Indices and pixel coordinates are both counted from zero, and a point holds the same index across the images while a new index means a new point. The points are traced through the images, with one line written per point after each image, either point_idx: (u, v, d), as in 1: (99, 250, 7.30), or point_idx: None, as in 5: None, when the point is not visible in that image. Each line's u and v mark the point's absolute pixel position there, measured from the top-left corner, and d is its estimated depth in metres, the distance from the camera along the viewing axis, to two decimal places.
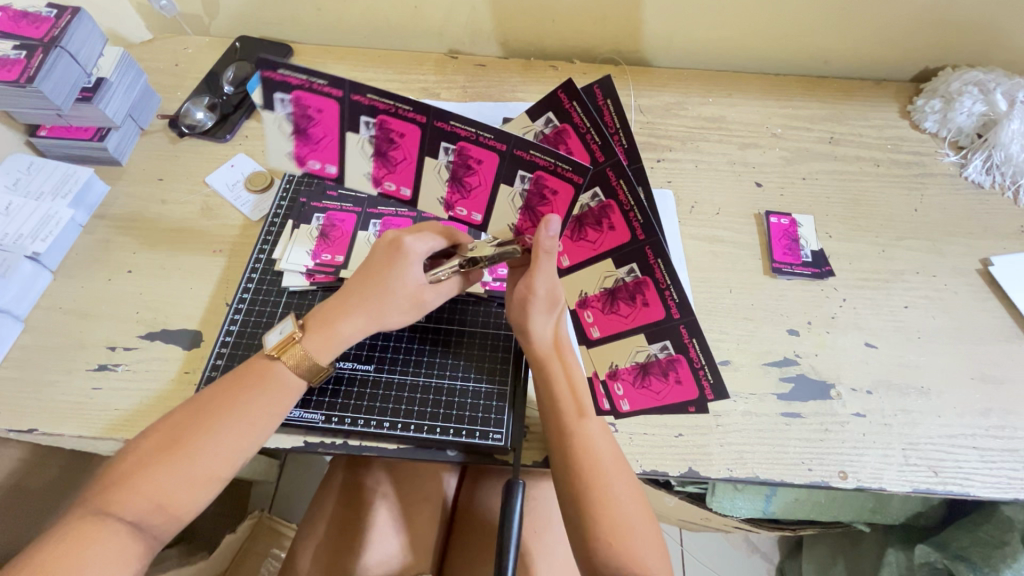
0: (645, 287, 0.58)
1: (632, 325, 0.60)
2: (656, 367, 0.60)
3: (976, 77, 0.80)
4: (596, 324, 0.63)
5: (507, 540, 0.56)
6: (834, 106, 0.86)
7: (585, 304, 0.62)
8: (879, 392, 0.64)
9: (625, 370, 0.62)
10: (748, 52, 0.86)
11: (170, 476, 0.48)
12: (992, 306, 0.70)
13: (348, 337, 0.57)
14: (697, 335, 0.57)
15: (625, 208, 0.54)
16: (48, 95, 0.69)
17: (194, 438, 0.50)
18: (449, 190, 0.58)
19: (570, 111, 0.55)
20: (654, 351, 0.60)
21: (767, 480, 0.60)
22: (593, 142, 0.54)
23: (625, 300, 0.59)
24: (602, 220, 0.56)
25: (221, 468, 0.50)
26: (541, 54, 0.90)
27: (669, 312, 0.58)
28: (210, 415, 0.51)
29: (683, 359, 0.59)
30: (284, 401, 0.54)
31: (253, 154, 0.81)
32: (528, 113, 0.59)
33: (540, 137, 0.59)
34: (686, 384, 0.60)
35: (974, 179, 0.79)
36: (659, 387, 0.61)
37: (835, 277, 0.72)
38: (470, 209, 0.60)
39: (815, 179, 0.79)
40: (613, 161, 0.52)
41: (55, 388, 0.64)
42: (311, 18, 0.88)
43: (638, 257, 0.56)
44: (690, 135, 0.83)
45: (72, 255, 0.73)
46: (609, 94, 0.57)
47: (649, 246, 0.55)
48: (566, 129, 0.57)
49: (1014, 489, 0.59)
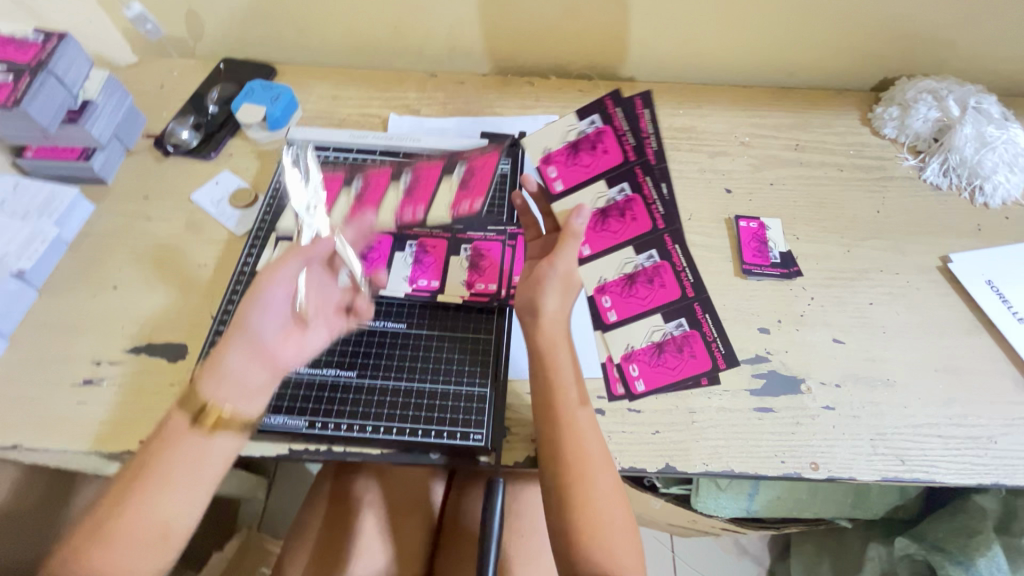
0: (662, 271, 0.73)
1: (648, 305, 0.71)
2: (672, 345, 0.68)
3: (929, 85, 0.84)
4: (613, 308, 0.71)
5: (488, 536, 0.57)
6: (798, 115, 0.90)
7: (604, 289, 0.72)
8: (847, 385, 0.67)
9: (642, 350, 0.68)
10: (716, 65, 0.90)
11: (109, 553, 0.48)
12: (952, 300, 0.73)
13: (235, 369, 0.55)
14: (708, 311, 0.71)
15: (647, 203, 0.77)
16: (35, 117, 0.71)
17: (127, 506, 0.50)
18: (560, 149, 0.77)
19: (612, 116, 0.78)
20: (670, 329, 0.70)
21: (742, 473, 0.62)
22: (628, 146, 0.78)
23: (643, 283, 0.72)
24: (625, 212, 0.76)
25: (159, 530, 0.50)
26: (518, 70, 0.93)
27: (685, 292, 0.72)
28: (139, 479, 0.51)
29: (697, 336, 0.69)
30: (187, 453, 0.52)
31: (237, 171, 0.83)
32: (576, 114, 0.77)
33: (582, 133, 0.77)
34: (699, 358, 0.68)
35: (932, 181, 0.83)
36: (675, 363, 0.67)
37: (804, 277, 0.75)
38: (557, 176, 0.77)
39: (782, 185, 0.83)
40: (641, 162, 0.78)
41: (40, 403, 0.64)
42: (294, 40, 0.91)
43: (657, 243, 0.75)
44: (662, 145, 0.86)
45: (57, 272, 0.74)
46: (618, 105, 0.78)
47: (666, 235, 0.76)
48: (605, 130, 0.77)
49: (978, 475, 0.61)
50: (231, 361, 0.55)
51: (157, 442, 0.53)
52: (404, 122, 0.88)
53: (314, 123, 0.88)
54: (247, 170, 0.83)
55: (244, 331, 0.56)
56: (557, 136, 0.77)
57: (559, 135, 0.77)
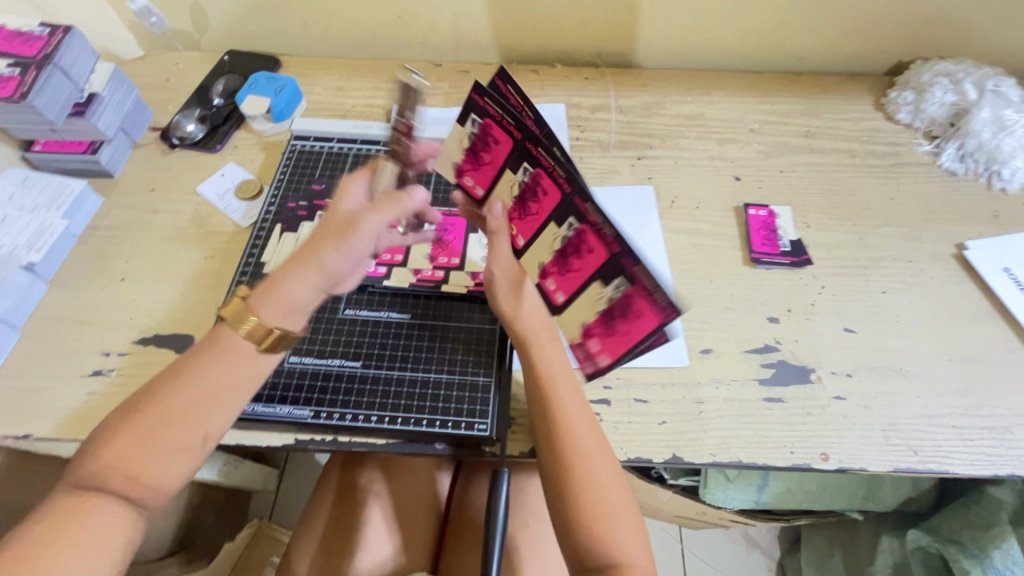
0: (584, 234, 0.54)
1: (585, 277, 0.57)
2: (618, 308, 0.55)
3: (945, 68, 0.82)
4: (558, 288, 0.60)
5: (494, 526, 0.57)
6: (809, 101, 0.88)
7: (544, 273, 0.61)
8: (859, 375, 0.65)
9: (594, 324, 0.58)
10: (724, 50, 0.89)
11: (142, 448, 0.43)
12: (968, 288, 0.71)
13: (299, 297, 0.48)
14: (640, 261, 0.51)
15: (549, 172, 0.55)
16: (41, 110, 0.71)
17: (164, 409, 0.44)
18: (463, 160, 0.63)
19: (485, 108, 0.58)
20: (610, 293, 0.55)
21: (750, 464, 0.61)
22: (511, 128, 0.57)
23: (573, 254, 0.56)
24: (535, 190, 0.57)
25: (194, 440, 0.45)
26: (523, 58, 0.92)
27: (608, 247, 0.53)
28: (190, 377, 0.46)
29: (636, 292, 0.53)
30: (237, 370, 0.47)
31: (242, 163, 0.83)
32: (455, 123, 0.61)
33: (472, 139, 0.61)
34: (645, 315, 0.53)
35: (948, 167, 0.80)
36: (625, 328, 0.56)
37: (814, 266, 0.73)
38: (476, 182, 0.64)
39: (793, 172, 0.81)
40: (528, 135, 0.55)
41: (50, 393, 0.65)
42: (298, 31, 0.90)
43: (574, 210, 0.54)
44: (670, 132, 0.85)
45: (67, 265, 0.74)
46: (485, 93, 0.58)
47: (576, 196, 0.53)
48: (488, 124, 0.59)
49: (994, 466, 0.60)
50: (290, 286, 0.48)
51: (201, 352, 0.47)
52: None
53: (318, 115, 0.87)
54: (252, 162, 0.83)
55: (322, 257, 0.49)
56: (454, 151, 0.63)
57: (455, 148, 0.63)
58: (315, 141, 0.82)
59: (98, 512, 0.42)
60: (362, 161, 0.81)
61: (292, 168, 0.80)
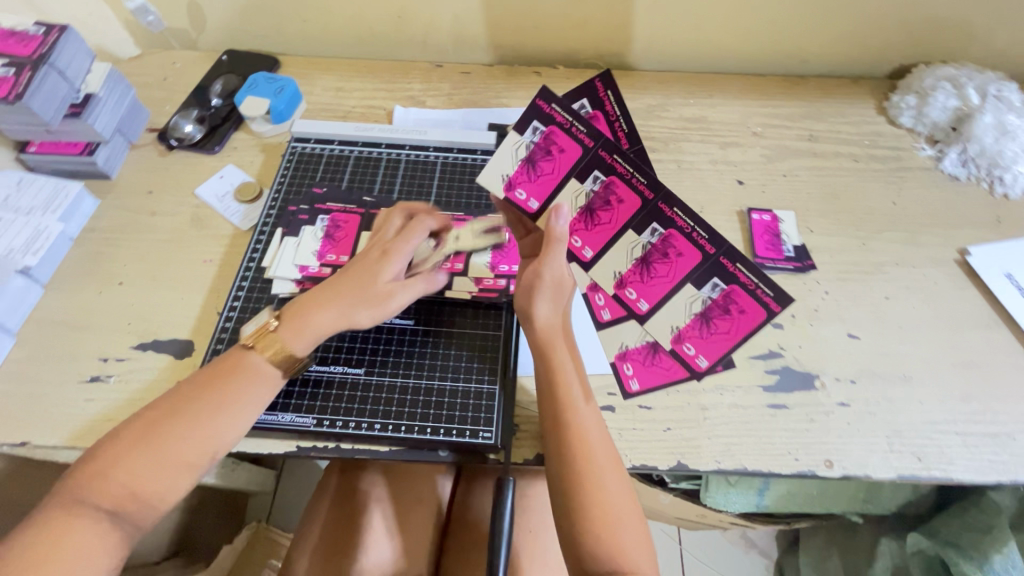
0: (674, 240, 0.60)
1: (676, 280, 0.62)
2: (717, 308, 0.62)
3: (948, 73, 0.82)
4: (641, 297, 0.64)
5: (498, 534, 0.57)
6: (812, 104, 0.88)
7: (623, 282, 0.64)
8: (863, 381, 0.65)
9: (688, 328, 0.63)
10: (727, 53, 0.88)
11: (152, 458, 0.49)
12: (971, 294, 0.71)
13: (323, 329, 0.58)
14: (740, 260, 0.59)
15: (626, 178, 0.58)
16: (37, 111, 0.70)
17: (168, 427, 0.51)
18: (518, 169, 0.61)
19: (552, 114, 0.58)
20: (706, 294, 0.61)
21: (755, 471, 0.61)
22: (581, 134, 0.58)
23: (660, 261, 0.61)
24: (609, 198, 0.59)
25: (197, 456, 0.51)
26: (524, 59, 0.92)
27: (704, 250, 0.60)
28: (199, 396, 0.53)
29: (739, 289, 0.60)
30: (245, 397, 0.54)
31: (242, 165, 0.82)
32: (514, 129, 0.60)
33: (529, 149, 0.60)
34: (750, 310, 0.61)
35: (950, 172, 0.81)
36: (726, 325, 0.62)
37: (818, 271, 0.73)
38: (529, 194, 0.62)
39: (795, 176, 0.81)
40: (603, 143, 0.57)
41: (47, 400, 0.64)
42: (297, 30, 0.89)
43: (657, 215, 0.59)
44: (672, 136, 0.85)
45: (63, 269, 0.73)
46: (553, 100, 0.58)
47: (660, 202, 0.58)
48: (554, 131, 0.59)
49: (997, 472, 0.60)
50: (318, 320, 0.58)
51: (227, 374, 0.55)
52: (410, 115, 0.86)
53: (318, 116, 0.86)
54: (251, 164, 0.82)
55: (350, 310, 0.58)
56: (508, 161, 0.61)
57: (508, 158, 0.61)
58: (316, 144, 0.81)
59: (91, 525, 0.47)
60: (364, 164, 0.80)
61: (291, 171, 0.79)
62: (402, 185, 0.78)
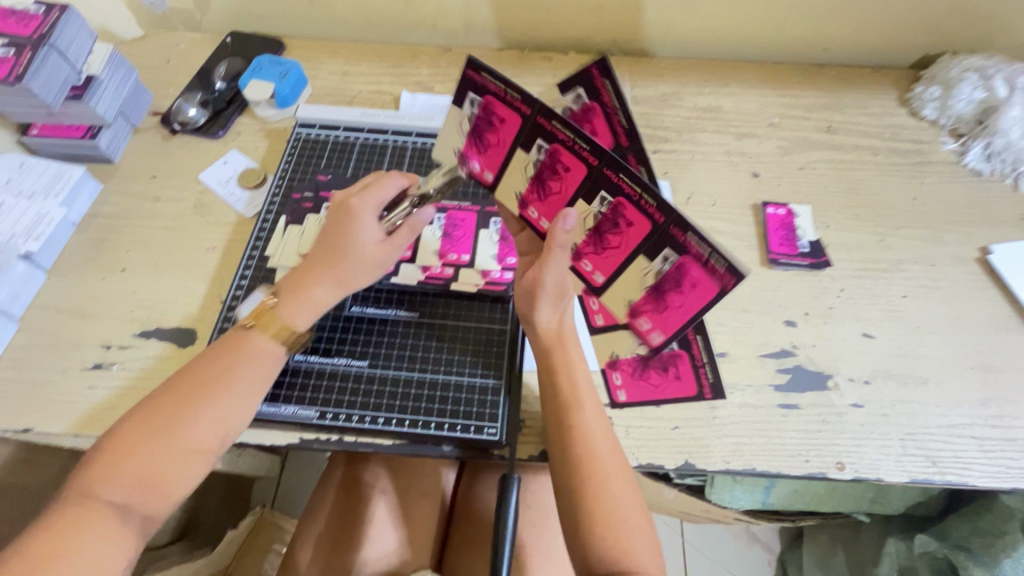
0: (622, 207, 0.52)
1: (626, 252, 0.55)
2: (669, 281, 0.54)
3: (975, 63, 0.78)
4: (597, 269, 0.59)
5: (503, 532, 0.56)
6: (832, 94, 0.85)
7: (579, 254, 0.58)
8: (877, 383, 0.64)
9: (643, 302, 0.57)
10: (745, 40, 0.85)
11: (161, 446, 0.49)
12: (990, 294, 0.69)
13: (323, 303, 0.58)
14: (690, 227, 0.49)
15: (567, 145, 0.51)
16: (38, 93, 0.69)
17: (177, 412, 0.50)
18: (468, 143, 0.60)
19: (483, 84, 0.54)
20: (658, 266, 0.53)
21: (764, 472, 0.60)
22: (516, 101, 0.53)
23: (611, 231, 0.54)
24: (556, 166, 0.54)
25: (209, 442, 0.51)
26: (535, 45, 0.89)
27: (652, 217, 0.50)
28: (198, 383, 0.52)
29: (690, 260, 0.51)
30: (249, 379, 0.54)
31: (245, 151, 0.80)
32: (455, 105, 0.59)
33: (473, 123, 0.58)
34: (703, 284, 0.52)
35: (974, 167, 0.78)
36: (680, 300, 0.55)
37: (833, 268, 0.71)
38: (484, 167, 0.61)
39: (813, 169, 0.79)
40: (538, 109, 0.51)
41: (51, 387, 0.64)
42: (302, 12, 0.87)
43: (603, 182, 0.52)
44: (686, 125, 0.82)
45: (66, 254, 0.73)
46: (483, 68, 0.54)
47: (604, 167, 0.51)
48: (490, 103, 0.55)
49: (1013, 479, 0.59)
50: (316, 296, 0.57)
51: (227, 358, 0.54)
52: (417, 100, 0.84)
53: (323, 101, 0.85)
54: (256, 150, 0.81)
55: (345, 282, 0.58)
56: (458, 136, 0.61)
57: (457, 134, 0.61)
58: (322, 130, 0.80)
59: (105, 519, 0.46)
60: (370, 151, 0.78)
61: (294, 158, 0.77)
62: (407, 174, 0.76)
